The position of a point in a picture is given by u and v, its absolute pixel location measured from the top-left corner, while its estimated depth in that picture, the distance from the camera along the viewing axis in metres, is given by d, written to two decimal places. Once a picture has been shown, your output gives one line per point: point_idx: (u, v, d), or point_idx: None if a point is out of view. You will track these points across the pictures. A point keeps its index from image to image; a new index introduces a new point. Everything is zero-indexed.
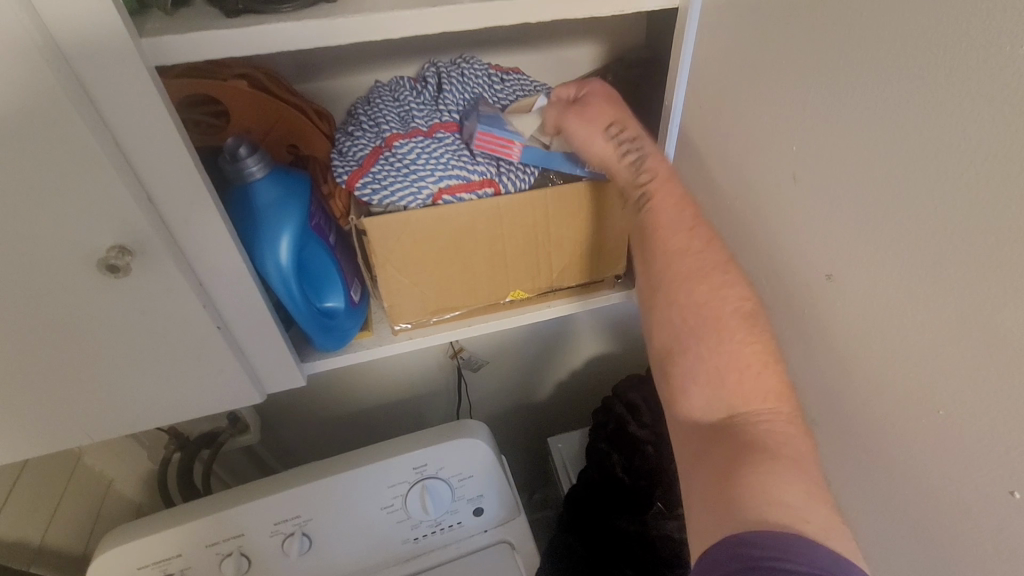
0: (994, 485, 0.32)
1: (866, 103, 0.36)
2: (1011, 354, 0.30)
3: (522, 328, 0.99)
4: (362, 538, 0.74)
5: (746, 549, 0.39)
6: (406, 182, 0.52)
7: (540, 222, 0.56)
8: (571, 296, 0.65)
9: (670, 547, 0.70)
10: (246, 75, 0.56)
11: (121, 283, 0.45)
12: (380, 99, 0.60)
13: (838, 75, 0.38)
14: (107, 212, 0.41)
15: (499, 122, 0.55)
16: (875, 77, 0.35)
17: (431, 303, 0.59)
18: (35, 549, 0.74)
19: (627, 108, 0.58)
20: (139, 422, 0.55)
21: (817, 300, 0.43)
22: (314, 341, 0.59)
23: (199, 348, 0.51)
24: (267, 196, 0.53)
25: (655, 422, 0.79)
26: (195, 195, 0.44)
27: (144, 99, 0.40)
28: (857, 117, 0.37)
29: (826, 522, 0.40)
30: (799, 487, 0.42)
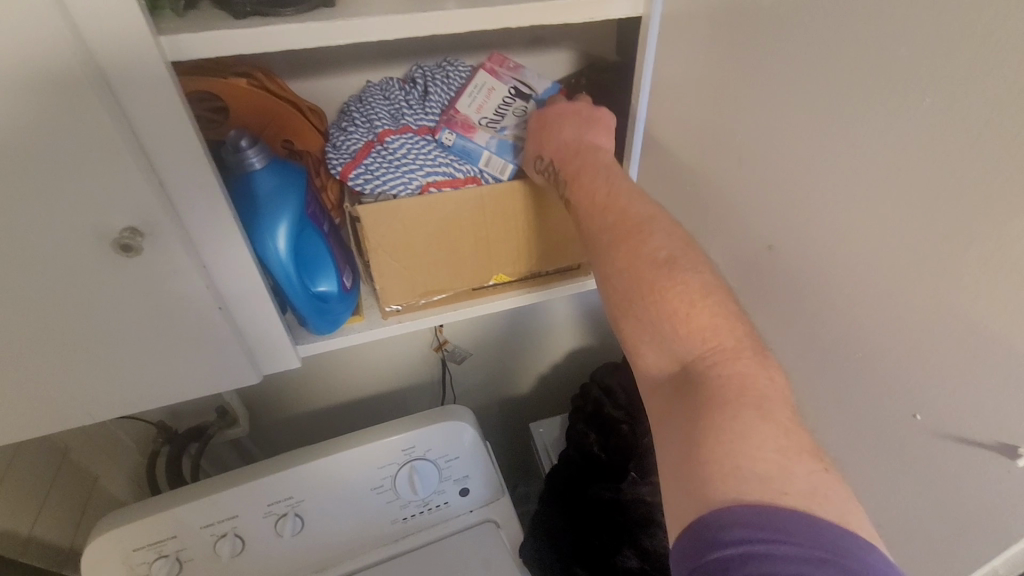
0: (903, 412, 0.38)
1: (786, 97, 0.42)
2: (912, 299, 0.36)
3: (502, 319, 1.03)
4: (353, 519, 0.77)
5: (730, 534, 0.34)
6: (397, 174, 0.57)
7: (520, 211, 0.61)
8: (550, 283, 0.69)
9: (644, 510, 0.73)
10: (246, 74, 0.60)
11: (130, 263, 0.48)
12: (371, 98, 0.64)
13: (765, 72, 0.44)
14: (121, 196, 0.45)
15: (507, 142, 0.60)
16: (790, 73, 0.41)
17: (420, 286, 0.63)
18: (24, 539, 0.75)
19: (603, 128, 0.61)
20: (139, 402, 0.57)
21: (762, 270, 0.48)
22: (309, 323, 0.63)
23: (201, 328, 0.54)
24: (266, 184, 0.56)
25: (629, 404, 0.86)
26: (203, 179, 0.48)
27: (160, 90, 0.43)
28: (781, 109, 0.43)
29: None
30: (776, 447, 0.37)
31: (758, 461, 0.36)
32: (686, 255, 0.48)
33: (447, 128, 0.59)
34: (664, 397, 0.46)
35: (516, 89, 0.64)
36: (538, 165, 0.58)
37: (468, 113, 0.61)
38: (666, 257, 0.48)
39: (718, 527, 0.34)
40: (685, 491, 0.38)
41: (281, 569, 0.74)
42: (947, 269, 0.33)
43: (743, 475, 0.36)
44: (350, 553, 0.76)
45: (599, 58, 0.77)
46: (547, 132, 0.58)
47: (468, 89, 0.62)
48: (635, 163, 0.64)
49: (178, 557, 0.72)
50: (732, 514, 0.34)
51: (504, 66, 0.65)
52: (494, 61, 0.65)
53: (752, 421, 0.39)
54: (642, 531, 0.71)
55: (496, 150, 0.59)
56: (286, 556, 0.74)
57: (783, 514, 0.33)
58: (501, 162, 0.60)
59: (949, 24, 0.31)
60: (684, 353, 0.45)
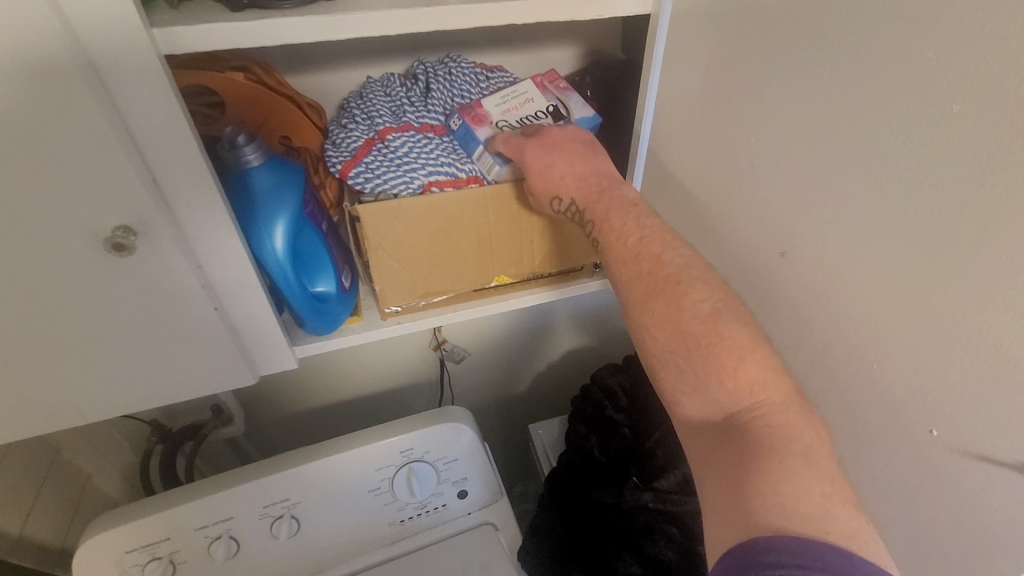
0: (918, 425, 0.37)
1: (800, 100, 0.41)
2: (930, 310, 0.35)
3: (502, 318, 1.02)
4: (350, 521, 0.76)
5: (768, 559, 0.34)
6: (399, 172, 0.56)
7: (523, 212, 0.60)
8: (552, 285, 0.68)
9: (647, 516, 0.71)
10: (243, 68, 0.59)
11: (123, 262, 0.46)
12: (372, 94, 0.63)
13: (779, 74, 0.42)
14: (116, 195, 0.43)
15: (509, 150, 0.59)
16: (806, 76, 0.40)
17: (420, 287, 0.62)
18: (14, 539, 0.73)
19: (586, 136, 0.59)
20: (132, 403, 0.56)
21: (772, 276, 0.47)
22: (307, 324, 0.61)
23: (196, 329, 0.53)
24: (263, 182, 0.55)
25: (631, 407, 0.85)
26: (199, 176, 0.46)
27: (153, 85, 0.42)
28: (795, 112, 0.42)
29: None
30: (821, 492, 0.37)
31: (800, 501, 0.36)
32: (729, 308, 0.47)
33: (458, 114, 0.60)
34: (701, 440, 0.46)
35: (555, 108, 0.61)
36: (556, 206, 0.57)
37: (491, 111, 0.60)
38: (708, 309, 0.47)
39: (758, 551, 0.34)
40: (725, 520, 0.38)
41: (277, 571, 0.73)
42: (967, 281, 0.32)
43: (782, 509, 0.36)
44: (347, 556, 0.75)
45: (604, 56, 0.76)
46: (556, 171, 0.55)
47: (506, 91, 0.61)
48: (641, 164, 0.63)
49: (172, 559, 0.71)
50: (773, 543, 0.34)
51: (557, 83, 0.63)
52: (551, 74, 0.64)
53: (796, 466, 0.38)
54: (644, 537, 0.70)
55: (491, 153, 0.58)
56: (281, 558, 0.73)
57: (822, 546, 0.33)
58: (491, 163, 0.58)
59: (978, 28, 0.30)
60: (730, 404, 0.45)
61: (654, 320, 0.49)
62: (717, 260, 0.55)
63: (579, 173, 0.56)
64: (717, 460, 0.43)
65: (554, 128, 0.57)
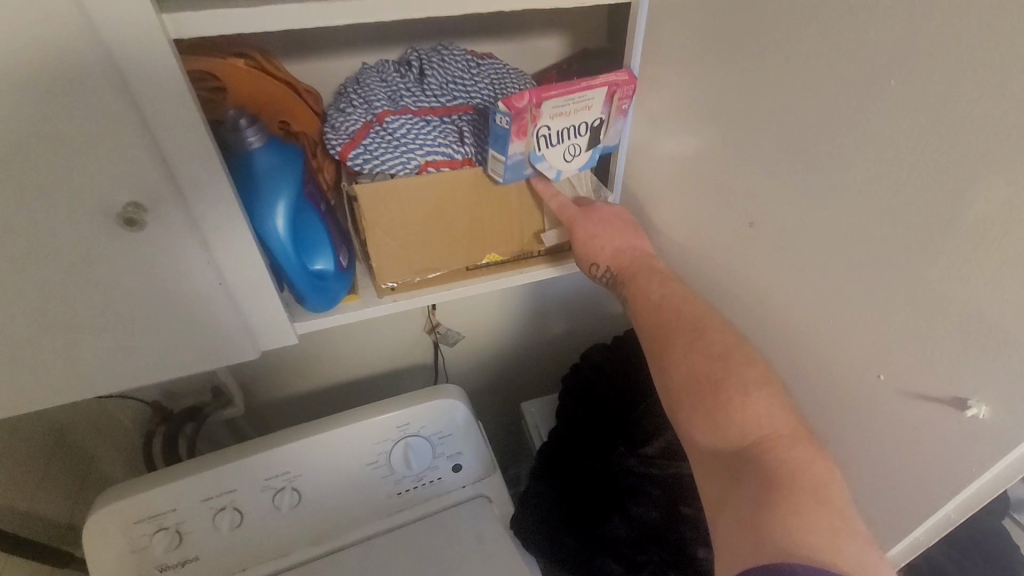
0: (871, 369, 0.43)
1: None
2: None
3: (495, 301, 1.05)
4: (349, 493, 0.79)
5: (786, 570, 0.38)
6: (396, 153, 0.59)
7: (515, 192, 0.63)
8: (546, 262, 0.71)
9: (634, 479, 0.76)
10: (242, 54, 0.61)
11: (133, 238, 0.49)
12: (368, 80, 0.65)
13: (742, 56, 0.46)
14: (127, 173, 0.46)
15: (523, 165, 0.59)
16: None
17: (416, 264, 0.65)
18: (24, 514, 0.76)
19: (624, 217, 0.67)
20: (140, 376, 0.59)
21: (748, 246, 0.53)
22: (306, 301, 0.64)
23: (202, 303, 0.56)
24: (264, 163, 0.57)
25: (618, 381, 0.89)
26: (205, 156, 0.49)
27: (163, 67, 0.44)
28: None
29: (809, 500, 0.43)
30: None
31: (813, 534, 0.40)
32: (737, 352, 0.52)
33: (510, 116, 0.53)
34: (720, 463, 0.50)
35: (599, 123, 0.61)
36: (595, 271, 0.66)
37: (544, 117, 0.55)
38: (720, 350, 0.53)
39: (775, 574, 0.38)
40: (742, 549, 0.42)
41: (279, 543, 0.76)
42: None
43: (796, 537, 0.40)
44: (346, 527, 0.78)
45: (589, 43, 0.79)
46: (598, 243, 0.64)
47: (573, 94, 0.56)
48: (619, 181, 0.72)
49: (178, 530, 0.73)
50: (793, 571, 0.37)
51: (621, 102, 0.60)
52: (626, 88, 0.59)
53: (809, 502, 0.42)
54: (631, 498, 0.74)
55: (509, 166, 0.57)
56: (283, 530, 0.76)
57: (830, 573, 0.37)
58: (501, 172, 0.58)
59: None
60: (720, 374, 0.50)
61: (675, 364, 0.56)
62: (702, 235, 0.60)
63: (616, 245, 0.64)
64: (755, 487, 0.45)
65: (602, 205, 0.66)
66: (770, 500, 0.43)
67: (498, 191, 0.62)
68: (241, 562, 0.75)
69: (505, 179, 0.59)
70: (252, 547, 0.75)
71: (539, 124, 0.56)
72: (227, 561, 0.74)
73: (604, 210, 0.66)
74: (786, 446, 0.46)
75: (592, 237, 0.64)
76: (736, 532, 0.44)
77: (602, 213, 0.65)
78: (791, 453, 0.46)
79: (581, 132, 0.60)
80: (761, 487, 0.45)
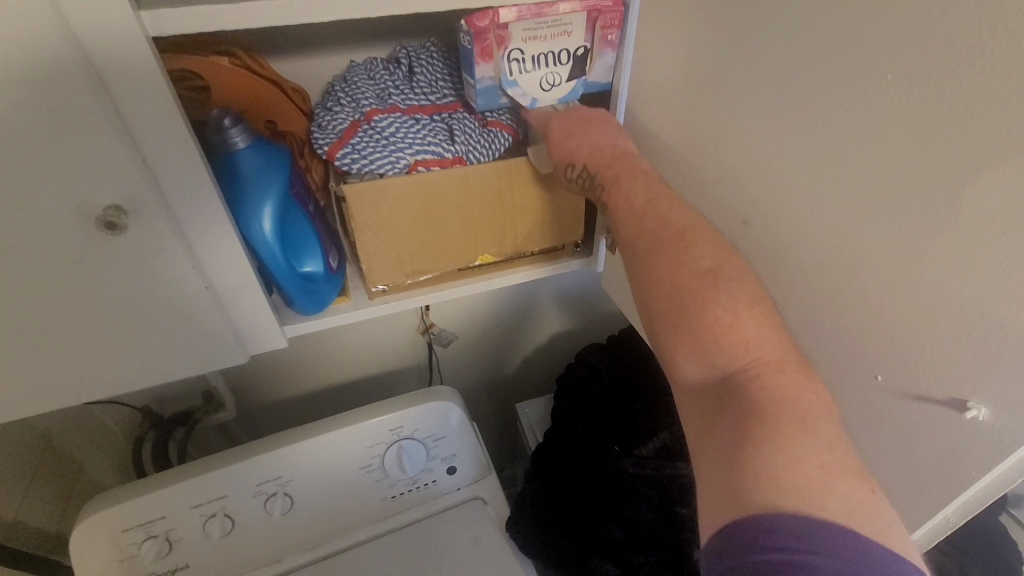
0: None
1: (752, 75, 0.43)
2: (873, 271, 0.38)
3: (488, 301, 1.04)
4: (341, 498, 0.78)
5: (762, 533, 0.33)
6: (384, 152, 0.58)
7: (506, 192, 0.62)
8: (537, 263, 0.71)
9: (630, 482, 0.75)
10: (227, 52, 0.60)
11: (115, 242, 0.48)
12: (356, 77, 0.64)
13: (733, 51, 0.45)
14: (107, 176, 0.45)
15: (495, 93, 0.59)
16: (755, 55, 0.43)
17: (407, 265, 0.64)
18: (10, 523, 0.74)
19: (611, 118, 0.60)
20: (125, 383, 0.58)
21: None
22: (295, 303, 0.63)
23: (187, 308, 0.55)
24: (249, 164, 0.56)
25: (613, 381, 0.88)
26: (187, 157, 0.48)
27: (141, 66, 0.43)
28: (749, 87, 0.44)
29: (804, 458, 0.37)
30: (824, 457, 0.36)
31: (799, 474, 0.36)
32: (730, 267, 0.46)
33: (472, 37, 0.54)
34: (703, 404, 0.46)
35: (584, 51, 0.58)
36: (571, 172, 0.59)
37: (512, 39, 0.55)
38: (711, 266, 0.46)
39: (756, 532, 0.33)
40: (720, 499, 0.38)
41: (272, 549, 0.75)
42: (901, 237, 0.35)
43: (776, 483, 0.36)
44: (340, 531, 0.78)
45: None
46: (573, 139, 0.57)
47: (546, 14, 0.54)
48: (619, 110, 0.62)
49: (168, 538, 0.72)
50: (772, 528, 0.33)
51: (606, 30, 0.56)
52: (609, 15, 0.56)
53: (793, 434, 0.38)
54: (627, 500, 0.74)
55: (478, 89, 0.58)
56: (276, 536, 0.75)
57: (820, 524, 0.33)
58: (473, 95, 0.59)
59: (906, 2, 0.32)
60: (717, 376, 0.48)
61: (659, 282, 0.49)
62: None
63: (597, 144, 0.58)
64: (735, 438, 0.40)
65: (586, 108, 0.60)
66: (748, 444, 0.39)
67: (489, 190, 0.61)
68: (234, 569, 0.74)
69: (477, 104, 0.60)
70: (245, 554, 0.74)
71: (508, 45, 0.55)
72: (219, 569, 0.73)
73: (587, 111, 0.60)
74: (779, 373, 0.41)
75: (569, 135, 0.58)
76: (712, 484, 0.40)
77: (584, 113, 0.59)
78: (778, 380, 0.41)
79: (562, 59, 0.58)
80: (741, 427, 0.40)
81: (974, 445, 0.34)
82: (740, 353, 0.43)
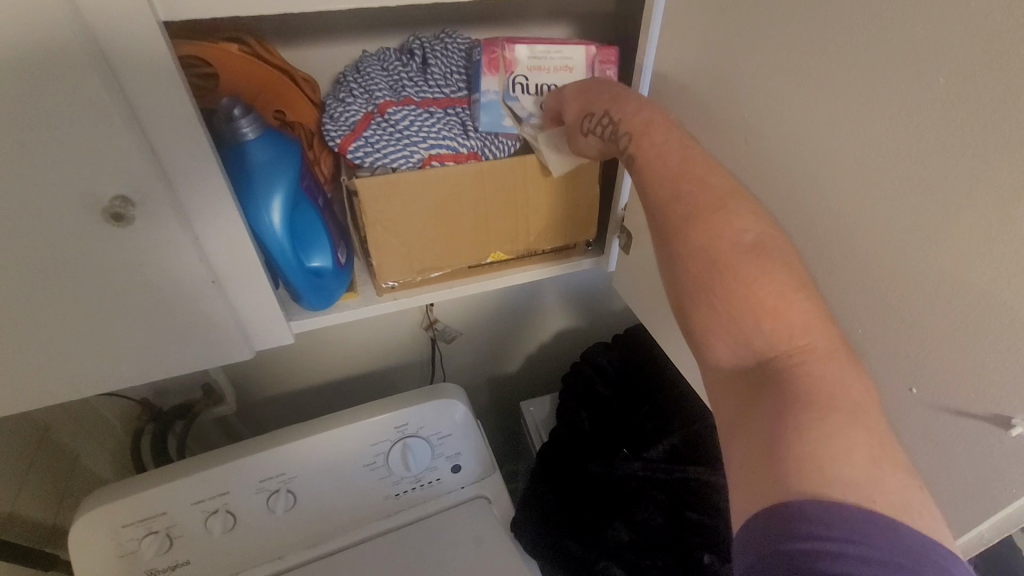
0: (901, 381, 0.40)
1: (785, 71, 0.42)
2: (912, 275, 0.36)
3: (494, 297, 1.03)
4: (344, 496, 0.77)
5: (801, 520, 0.33)
6: (399, 146, 0.56)
7: (521, 188, 0.61)
8: (547, 261, 0.69)
9: (638, 486, 0.75)
10: (237, 39, 0.58)
11: (121, 233, 0.46)
12: (368, 67, 0.62)
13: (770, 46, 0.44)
14: (114, 164, 0.43)
15: (499, 113, 0.59)
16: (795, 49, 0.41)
17: (418, 262, 0.62)
18: (7, 517, 0.73)
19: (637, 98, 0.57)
20: (128, 378, 0.56)
21: None
22: (303, 299, 0.62)
23: (194, 302, 0.53)
24: (259, 155, 0.55)
25: (620, 382, 0.88)
26: (196, 146, 0.46)
27: (153, 50, 0.41)
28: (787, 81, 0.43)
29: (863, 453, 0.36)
30: (868, 453, 0.35)
31: (843, 465, 0.35)
32: (775, 242, 0.43)
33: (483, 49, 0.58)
34: (735, 393, 0.44)
35: None
36: (590, 122, 0.55)
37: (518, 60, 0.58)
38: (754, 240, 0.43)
39: (793, 518, 0.33)
40: (755, 488, 0.37)
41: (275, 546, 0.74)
42: (947, 245, 0.34)
43: (821, 475, 0.34)
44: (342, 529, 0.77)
45: (596, 35, 0.76)
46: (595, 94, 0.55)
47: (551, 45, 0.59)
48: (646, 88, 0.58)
49: (169, 534, 0.71)
50: (807, 512, 0.33)
51: (605, 65, 0.59)
52: (607, 52, 0.59)
53: (839, 424, 0.36)
54: (634, 504, 0.73)
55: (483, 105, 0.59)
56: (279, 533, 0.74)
57: (861, 513, 0.32)
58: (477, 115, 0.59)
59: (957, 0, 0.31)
60: None
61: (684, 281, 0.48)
62: None
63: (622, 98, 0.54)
64: (761, 431, 0.39)
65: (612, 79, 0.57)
66: (788, 432, 0.37)
67: (503, 187, 0.60)
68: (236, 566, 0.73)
69: (482, 124, 0.59)
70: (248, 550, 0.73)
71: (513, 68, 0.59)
72: (221, 565, 0.72)
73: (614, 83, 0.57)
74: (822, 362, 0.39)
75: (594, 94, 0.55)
76: (737, 480, 0.39)
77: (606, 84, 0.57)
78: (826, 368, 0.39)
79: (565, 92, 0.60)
80: (782, 414, 0.39)
81: (1019, 461, 0.33)
82: (766, 357, 0.42)
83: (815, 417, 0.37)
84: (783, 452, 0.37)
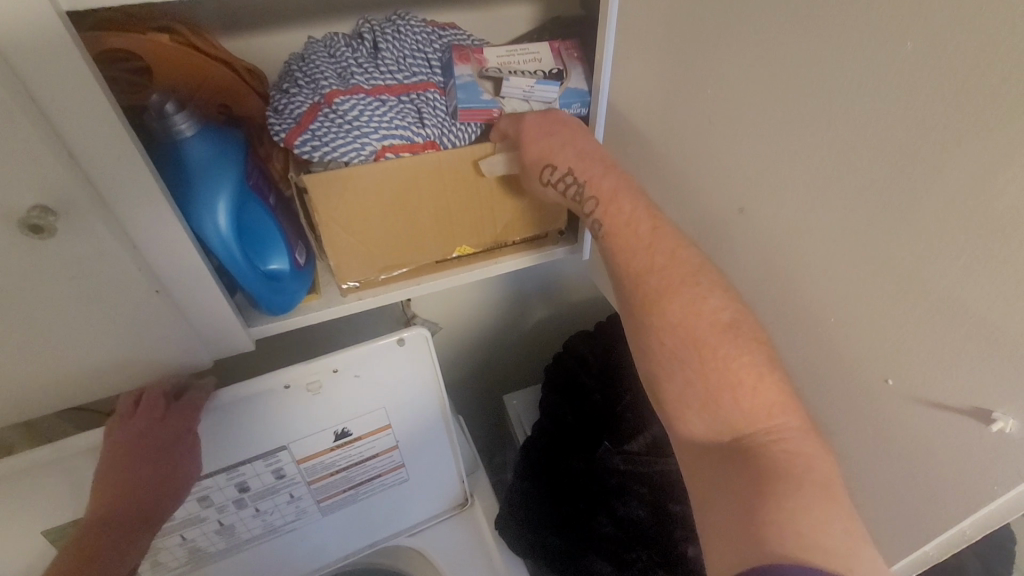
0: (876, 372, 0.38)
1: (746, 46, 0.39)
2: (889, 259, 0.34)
3: (470, 291, 1.00)
4: None
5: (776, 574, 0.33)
6: (348, 138, 0.52)
7: (483, 177, 0.57)
8: (518, 251, 0.66)
9: (620, 478, 0.73)
10: (167, 29, 0.54)
11: (47, 246, 0.43)
12: (314, 55, 0.58)
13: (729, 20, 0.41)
14: (27, 172, 0.40)
15: (475, 89, 0.55)
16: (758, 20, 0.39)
17: (379, 261, 0.60)
18: None
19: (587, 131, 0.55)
20: (77, 399, 0.53)
21: (733, 230, 0.47)
22: (261, 304, 0.58)
23: (137, 313, 0.50)
24: (199, 154, 0.51)
25: (602, 371, 0.86)
26: (120, 148, 0.43)
27: (55, 44, 0.37)
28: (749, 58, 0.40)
29: (833, 509, 0.37)
30: (843, 526, 0.37)
31: (825, 534, 0.36)
32: (747, 319, 0.46)
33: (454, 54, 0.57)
34: (713, 454, 0.45)
35: (558, 72, 0.58)
36: (551, 175, 0.54)
37: (488, 57, 0.57)
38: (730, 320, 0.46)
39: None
40: (743, 536, 0.37)
41: (253, 530, 0.73)
42: (921, 226, 0.32)
43: (801, 538, 0.35)
44: (321, 513, 0.76)
45: (555, 11, 0.72)
46: (551, 141, 0.53)
47: (513, 46, 0.58)
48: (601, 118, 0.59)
49: None
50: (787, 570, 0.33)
51: (569, 52, 0.59)
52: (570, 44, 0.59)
53: (820, 500, 0.38)
54: (618, 497, 0.72)
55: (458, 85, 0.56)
56: (254, 518, 0.72)
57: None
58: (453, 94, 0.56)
59: None
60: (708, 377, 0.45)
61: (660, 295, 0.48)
62: (679, 219, 0.53)
63: (579, 148, 0.54)
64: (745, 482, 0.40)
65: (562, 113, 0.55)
66: (767, 498, 0.39)
67: (462, 180, 0.57)
68: (218, 550, 0.73)
69: (459, 101, 0.55)
70: (227, 536, 0.72)
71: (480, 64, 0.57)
72: (202, 551, 0.72)
73: (563, 117, 0.55)
74: (798, 438, 0.41)
75: (551, 143, 0.53)
76: (716, 522, 0.41)
77: (555, 122, 0.54)
78: (800, 443, 0.41)
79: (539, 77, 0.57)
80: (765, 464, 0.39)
81: (1001, 458, 0.32)
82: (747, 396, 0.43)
83: (809, 490, 0.38)
84: (765, 510, 0.37)
